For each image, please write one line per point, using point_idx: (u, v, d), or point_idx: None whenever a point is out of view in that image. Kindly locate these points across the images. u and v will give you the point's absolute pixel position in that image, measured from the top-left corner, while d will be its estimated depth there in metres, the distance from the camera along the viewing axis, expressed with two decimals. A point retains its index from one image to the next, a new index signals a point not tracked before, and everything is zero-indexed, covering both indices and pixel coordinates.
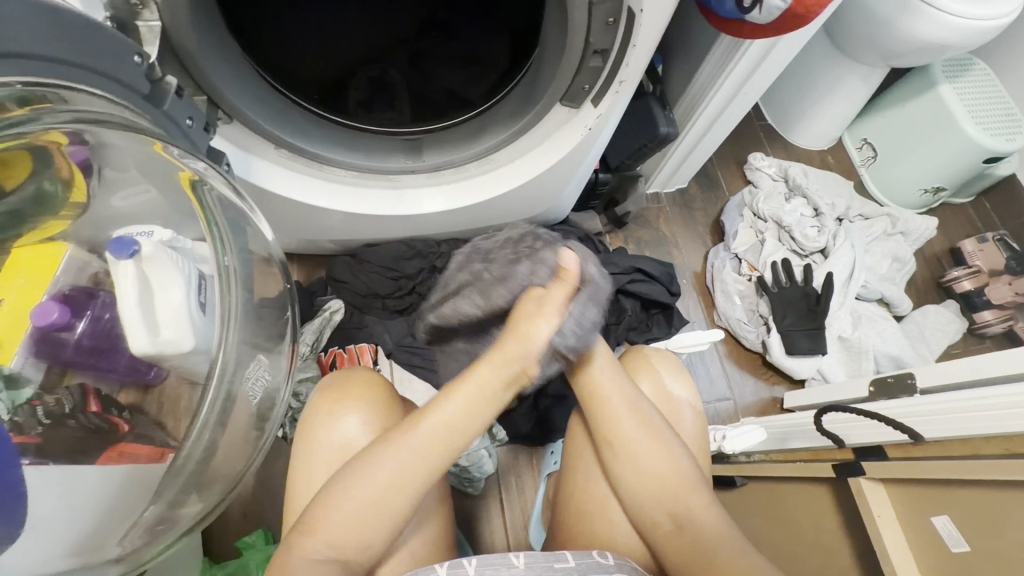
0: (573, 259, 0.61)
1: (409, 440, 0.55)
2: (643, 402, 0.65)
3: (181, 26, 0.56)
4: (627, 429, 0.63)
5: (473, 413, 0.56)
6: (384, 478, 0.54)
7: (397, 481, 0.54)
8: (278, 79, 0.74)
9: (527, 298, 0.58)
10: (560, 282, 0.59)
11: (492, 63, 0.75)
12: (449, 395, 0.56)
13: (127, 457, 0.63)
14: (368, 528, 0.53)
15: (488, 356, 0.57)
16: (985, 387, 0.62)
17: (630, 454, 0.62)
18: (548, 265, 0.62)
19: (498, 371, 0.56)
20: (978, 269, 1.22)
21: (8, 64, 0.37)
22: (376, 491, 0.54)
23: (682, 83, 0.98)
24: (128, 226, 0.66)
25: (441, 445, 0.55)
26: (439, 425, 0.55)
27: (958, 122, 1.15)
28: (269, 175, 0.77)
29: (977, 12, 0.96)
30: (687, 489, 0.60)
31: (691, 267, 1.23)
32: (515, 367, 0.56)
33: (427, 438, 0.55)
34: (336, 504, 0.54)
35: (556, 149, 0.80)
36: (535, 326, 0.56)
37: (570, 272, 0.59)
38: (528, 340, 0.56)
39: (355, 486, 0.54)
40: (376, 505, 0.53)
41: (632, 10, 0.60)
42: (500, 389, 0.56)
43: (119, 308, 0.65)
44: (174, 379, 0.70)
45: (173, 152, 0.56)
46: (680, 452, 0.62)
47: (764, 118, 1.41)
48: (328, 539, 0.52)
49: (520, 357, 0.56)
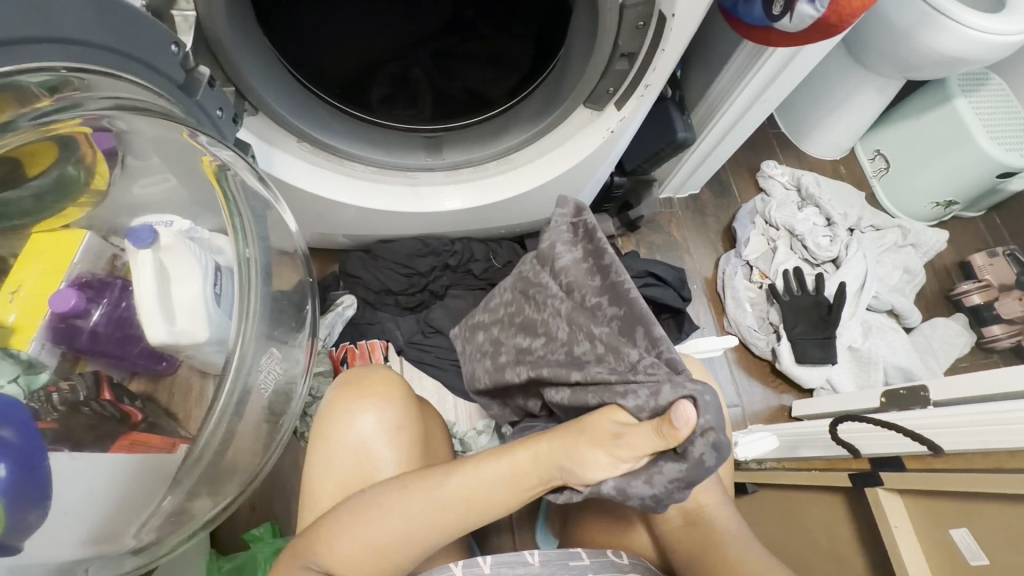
0: (687, 426, 0.42)
1: (426, 499, 0.53)
2: None
3: (215, 15, 0.56)
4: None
5: (495, 490, 0.52)
6: (394, 528, 0.53)
7: (404, 531, 0.53)
8: (302, 73, 0.74)
9: (605, 416, 0.48)
10: (656, 431, 0.44)
11: (516, 63, 0.76)
12: (478, 465, 0.53)
13: (139, 447, 0.62)
14: (370, 566, 0.53)
15: (531, 445, 0.52)
16: (1000, 400, 0.62)
17: None
18: (660, 401, 0.46)
19: (535, 458, 0.51)
20: (988, 283, 1.22)
21: (55, 49, 0.38)
22: (386, 532, 0.53)
23: (701, 89, 0.98)
24: (148, 214, 0.66)
25: (455, 512, 0.53)
26: (460, 493, 0.53)
27: (973, 136, 1.15)
28: (289, 169, 0.77)
29: (999, 27, 0.97)
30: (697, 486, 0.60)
31: (702, 273, 1.23)
32: (553, 467, 0.51)
33: (444, 503, 0.53)
34: (346, 537, 0.53)
35: (576, 152, 0.80)
36: (597, 453, 0.47)
37: (673, 435, 0.43)
38: (587, 463, 0.48)
39: (364, 523, 0.53)
40: (381, 549, 0.53)
41: (663, 14, 0.60)
42: (532, 477, 0.52)
43: (136, 297, 0.64)
44: (186, 369, 0.69)
45: (201, 139, 0.56)
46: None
47: (777, 126, 1.41)
48: (331, 558, 0.53)
49: (563, 464, 0.50)
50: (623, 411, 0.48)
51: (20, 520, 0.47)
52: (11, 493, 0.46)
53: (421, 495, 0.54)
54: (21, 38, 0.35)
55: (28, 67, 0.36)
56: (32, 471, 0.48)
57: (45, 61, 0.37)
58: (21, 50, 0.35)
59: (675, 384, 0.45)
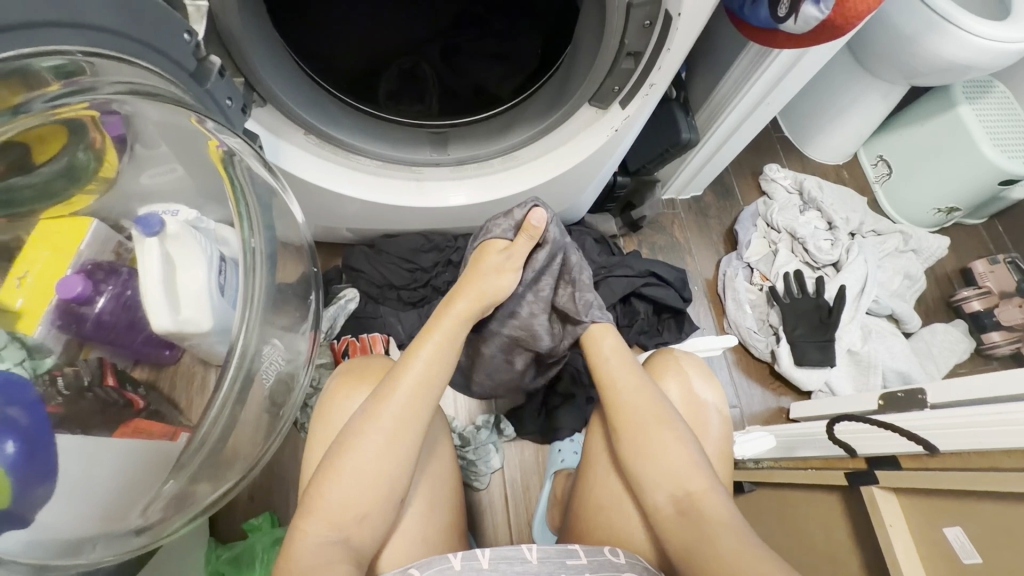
0: (543, 219, 0.69)
1: (394, 400, 0.57)
2: (664, 401, 0.65)
3: (227, 7, 0.57)
4: (635, 413, 0.64)
5: (441, 353, 0.61)
6: (377, 443, 0.55)
7: (389, 443, 0.55)
8: (311, 66, 0.75)
9: (491, 248, 0.68)
10: (526, 238, 0.68)
11: (521, 63, 0.77)
12: (419, 348, 0.61)
13: (143, 433, 0.64)
14: (362, 500, 0.54)
15: (448, 309, 0.64)
16: (999, 403, 0.63)
17: (645, 450, 0.62)
18: (516, 218, 0.70)
19: (460, 311, 0.64)
20: (989, 290, 1.22)
21: (72, 34, 0.39)
22: (370, 459, 0.54)
23: (706, 90, 0.98)
24: (153, 203, 0.67)
25: (422, 392, 0.59)
26: (418, 377, 0.59)
27: (976, 143, 1.16)
28: (296, 162, 0.77)
29: (1003, 34, 0.97)
30: (693, 479, 0.60)
31: (703, 274, 1.23)
32: (478, 304, 0.66)
33: (410, 391, 0.58)
34: (340, 479, 0.54)
35: (580, 151, 0.80)
36: (502, 277, 0.67)
37: (534, 230, 0.68)
38: (494, 283, 0.66)
39: (352, 459, 0.54)
40: (377, 473, 0.54)
41: (669, 13, 0.60)
42: (462, 328, 0.64)
43: (141, 285, 0.66)
44: (188, 358, 0.72)
45: (209, 125, 0.56)
46: (690, 443, 0.63)
47: (781, 130, 1.42)
48: (326, 515, 0.53)
49: (481, 297, 0.66)
50: (497, 240, 0.69)
51: (29, 495, 0.48)
52: (20, 470, 0.47)
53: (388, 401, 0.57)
54: (38, 23, 0.36)
55: (46, 51, 0.37)
56: (39, 450, 0.48)
57: (62, 45, 0.39)
58: (39, 35, 0.36)
59: (524, 203, 0.71)
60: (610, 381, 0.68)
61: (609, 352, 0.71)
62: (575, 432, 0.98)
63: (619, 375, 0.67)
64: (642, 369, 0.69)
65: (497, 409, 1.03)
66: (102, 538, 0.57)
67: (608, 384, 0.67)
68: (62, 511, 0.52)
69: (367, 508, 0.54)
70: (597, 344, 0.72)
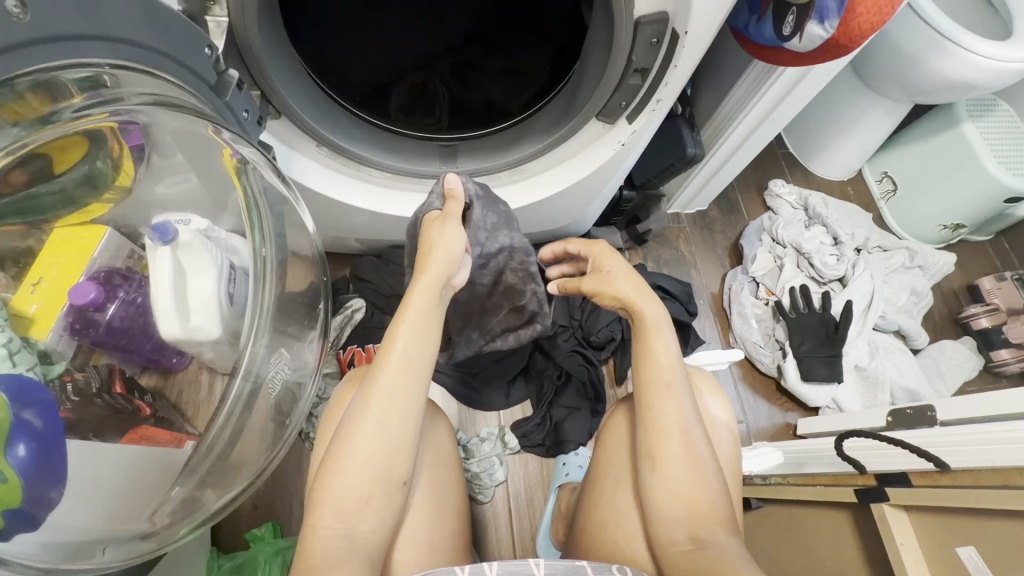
0: (458, 180, 0.70)
1: (387, 387, 0.56)
2: (694, 419, 0.63)
3: (247, 22, 0.58)
4: (665, 442, 0.61)
5: (418, 332, 0.58)
6: (376, 434, 0.54)
7: (388, 433, 0.54)
8: (326, 81, 0.77)
9: (429, 221, 0.68)
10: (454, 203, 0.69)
11: (534, 77, 0.81)
12: (396, 329, 0.58)
13: (149, 441, 0.64)
14: (367, 491, 0.53)
15: (414, 285, 0.60)
16: (1012, 420, 0.62)
17: (663, 476, 0.61)
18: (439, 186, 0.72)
19: (422, 284, 0.60)
20: (996, 307, 1.21)
21: (101, 47, 0.40)
22: (371, 450, 0.53)
23: (711, 106, 1.00)
24: (167, 210, 0.68)
25: (407, 375, 0.57)
26: (402, 361, 0.57)
27: (981, 160, 1.16)
28: (307, 173, 0.79)
29: (1007, 54, 0.98)
30: (707, 502, 0.59)
31: (709, 288, 1.23)
32: (438, 270, 0.62)
33: (399, 375, 0.56)
34: (343, 470, 0.53)
35: (588, 164, 0.81)
36: (448, 238, 0.64)
37: (456, 192, 0.69)
38: (447, 250, 0.63)
39: (353, 452, 0.53)
40: (381, 465, 0.54)
41: (676, 32, 0.62)
42: (432, 300, 0.60)
43: (152, 292, 0.67)
44: (195, 366, 0.73)
45: (225, 135, 0.58)
46: (708, 465, 0.61)
47: (785, 147, 1.43)
48: (332, 511, 0.52)
49: (438, 262, 0.62)
50: (430, 212, 0.69)
51: (41, 495, 0.47)
52: (36, 471, 0.47)
53: (382, 388, 0.55)
54: (72, 35, 0.38)
55: (75, 63, 0.39)
56: (51, 453, 0.48)
57: (90, 57, 0.40)
58: (70, 48, 0.38)
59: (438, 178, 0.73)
60: (650, 404, 0.63)
61: (656, 372, 0.64)
62: (580, 446, 0.97)
63: (661, 401, 0.63)
64: (683, 389, 0.64)
65: (501, 421, 1.03)
66: (109, 541, 0.57)
67: (649, 407, 0.63)
68: (70, 514, 0.52)
69: (372, 500, 0.53)
70: (654, 359, 0.65)
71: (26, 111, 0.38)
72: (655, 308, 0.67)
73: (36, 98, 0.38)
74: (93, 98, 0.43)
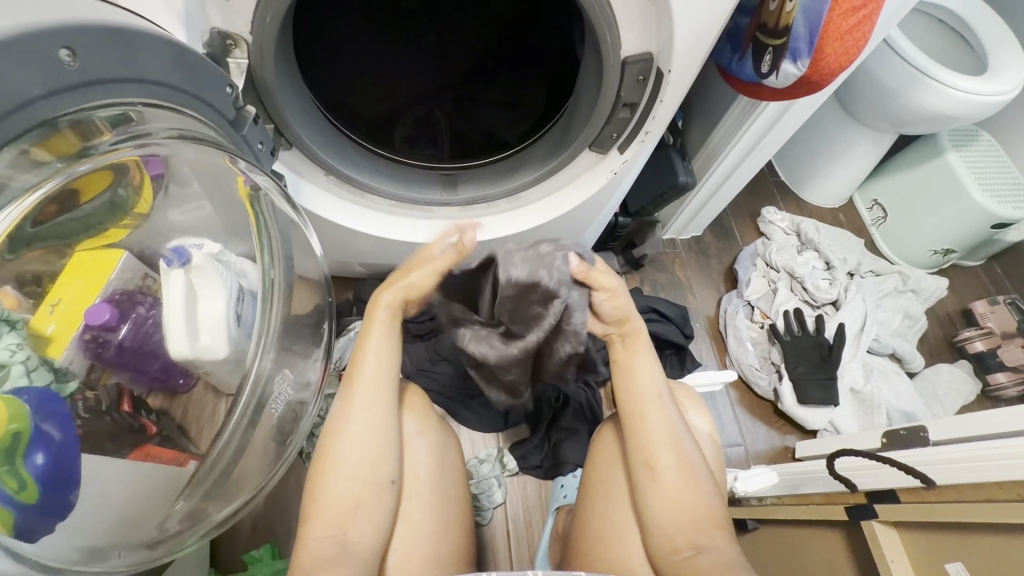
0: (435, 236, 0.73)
1: (363, 401, 0.58)
2: (681, 433, 0.65)
3: (265, 64, 0.63)
4: (661, 458, 0.63)
5: (385, 349, 0.61)
6: (356, 445, 0.56)
7: (368, 444, 0.57)
8: (336, 115, 0.82)
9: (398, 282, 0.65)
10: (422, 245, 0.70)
11: (528, 110, 0.86)
12: (365, 348, 0.60)
13: (150, 459, 0.68)
14: (356, 501, 0.55)
15: (376, 303, 0.62)
16: (998, 440, 0.63)
17: (659, 491, 0.62)
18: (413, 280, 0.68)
19: (385, 305, 0.62)
20: (991, 331, 1.23)
21: (135, 87, 0.45)
22: (353, 461, 0.56)
23: (702, 136, 1.05)
24: (185, 235, 0.73)
25: (379, 389, 0.59)
26: (374, 376, 0.59)
27: (966, 188, 1.20)
28: (315, 200, 0.83)
29: (981, 88, 1.03)
30: (710, 518, 0.61)
31: (705, 311, 1.26)
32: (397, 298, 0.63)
33: (374, 389, 0.59)
34: (326, 479, 0.55)
35: (582, 191, 0.85)
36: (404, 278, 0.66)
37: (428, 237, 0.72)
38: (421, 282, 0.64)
39: (338, 464, 0.56)
40: (362, 474, 0.56)
41: (660, 70, 0.66)
42: (393, 318, 0.62)
43: (165, 312, 0.72)
44: (201, 387, 0.79)
45: (241, 165, 0.62)
46: (703, 479, 0.63)
47: (777, 174, 1.48)
48: (323, 521, 0.54)
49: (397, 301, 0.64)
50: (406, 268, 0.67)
51: (57, 502, 0.49)
52: (54, 478, 0.49)
53: (357, 401, 0.58)
54: (109, 78, 0.42)
55: (110, 102, 0.43)
56: (65, 463, 0.50)
57: (124, 97, 0.44)
58: (107, 89, 0.42)
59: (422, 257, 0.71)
60: (638, 417, 0.65)
61: (646, 385, 0.66)
62: (578, 468, 0.98)
63: (651, 413, 0.65)
64: (670, 401, 0.67)
65: (500, 443, 1.04)
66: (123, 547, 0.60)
67: (639, 419, 0.65)
68: (86, 520, 0.55)
69: (359, 506, 0.56)
70: (638, 375, 0.67)
71: (63, 146, 0.41)
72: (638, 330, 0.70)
73: (73, 135, 0.42)
74: (128, 135, 0.47)
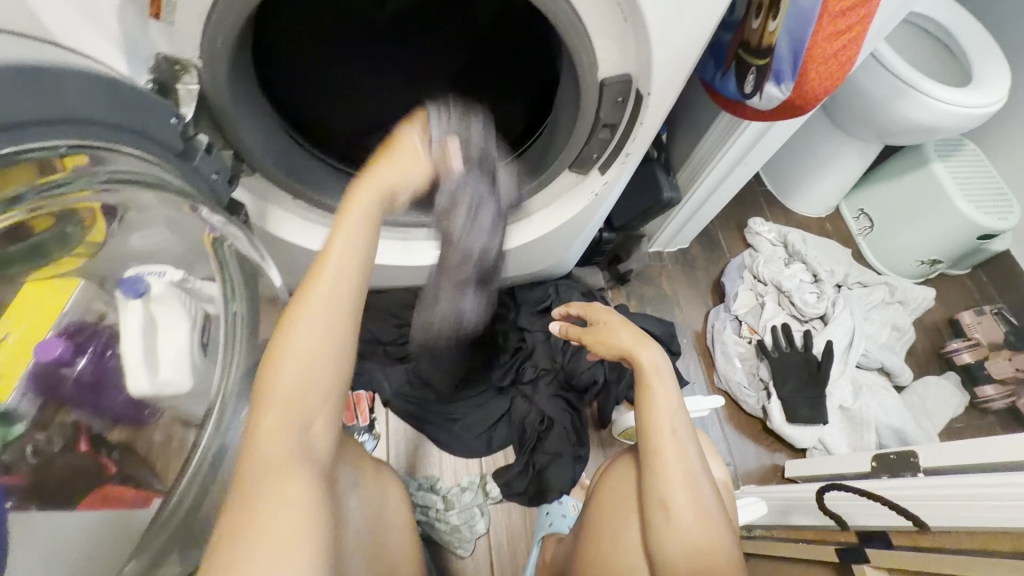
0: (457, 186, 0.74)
1: (327, 280, 0.50)
2: (698, 470, 0.65)
3: (218, 87, 0.59)
4: (676, 494, 0.63)
5: (361, 229, 0.54)
6: (313, 330, 0.48)
7: (322, 331, 0.49)
8: (303, 135, 0.78)
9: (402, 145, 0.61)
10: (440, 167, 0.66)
11: (508, 125, 0.82)
12: (338, 227, 0.53)
13: (113, 501, 0.67)
14: (316, 386, 0.48)
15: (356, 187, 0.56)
16: (991, 473, 0.61)
17: (673, 528, 0.62)
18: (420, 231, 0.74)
19: (367, 190, 0.56)
20: (977, 342, 1.22)
21: (59, 128, 0.40)
22: (310, 343, 0.48)
23: (687, 151, 1.02)
24: (139, 263, 0.68)
25: (348, 268, 0.52)
26: (344, 247, 0.52)
27: (952, 200, 1.19)
28: (282, 225, 0.80)
29: (964, 100, 1.02)
30: (720, 554, 0.61)
31: (692, 326, 1.23)
32: (383, 186, 0.57)
33: (351, 275, 0.52)
34: (278, 385, 0.47)
35: (564, 211, 0.83)
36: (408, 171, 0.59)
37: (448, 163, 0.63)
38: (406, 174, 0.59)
39: (294, 347, 0.48)
40: (320, 364, 0.48)
41: (640, 92, 0.63)
42: (377, 200, 0.56)
43: (122, 347, 0.67)
44: (166, 418, 0.74)
45: (201, 211, 0.63)
46: (716, 518, 0.63)
47: (763, 184, 1.46)
48: (281, 403, 0.47)
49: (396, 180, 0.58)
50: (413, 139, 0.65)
51: None
52: None
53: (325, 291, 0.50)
54: (26, 121, 0.37)
55: (29, 146, 0.38)
56: None
57: (47, 139, 0.40)
58: (25, 133, 0.38)
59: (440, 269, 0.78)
60: (658, 455, 0.65)
61: (660, 420, 0.67)
62: (563, 494, 0.96)
63: (666, 448, 0.65)
64: (687, 434, 0.67)
65: (484, 469, 1.01)
66: None
67: (655, 452, 0.65)
68: None
69: (323, 401, 0.49)
70: (656, 407, 0.67)
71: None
72: (652, 354, 0.70)
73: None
74: (83, 173, 0.47)
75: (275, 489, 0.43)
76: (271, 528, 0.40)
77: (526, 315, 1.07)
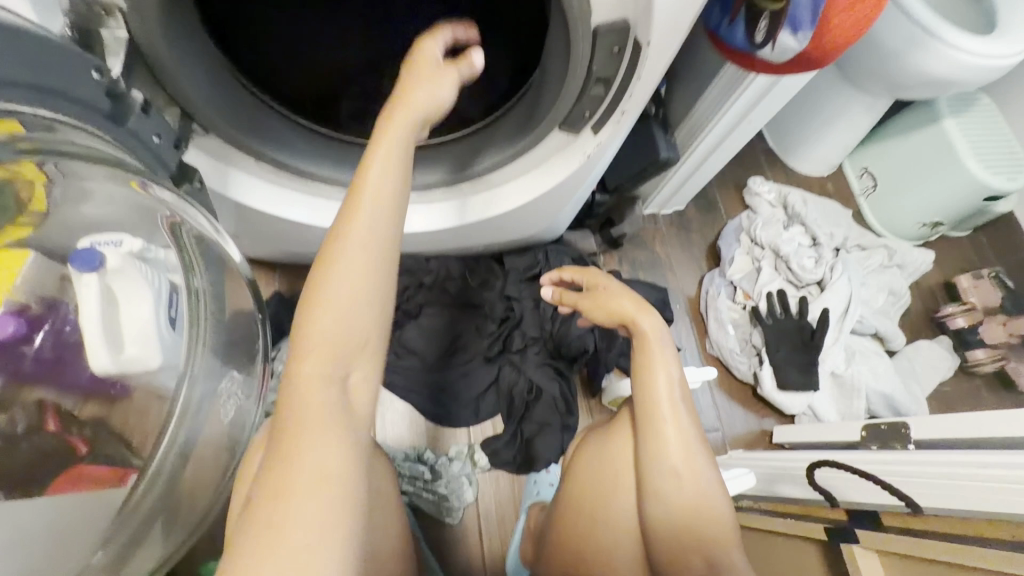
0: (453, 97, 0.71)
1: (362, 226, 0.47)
2: (695, 441, 0.63)
3: (151, 33, 0.52)
4: (672, 465, 0.62)
5: (392, 168, 0.50)
6: (351, 278, 0.46)
7: (360, 278, 0.46)
8: (263, 89, 0.70)
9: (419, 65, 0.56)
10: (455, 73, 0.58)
11: (493, 81, 0.73)
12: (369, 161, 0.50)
13: (86, 479, 0.65)
14: (353, 339, 0.46)
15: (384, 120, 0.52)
16: (983, 450, 0.60)
17: (668, 498, 0.61)
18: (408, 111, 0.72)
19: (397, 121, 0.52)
20: (973, 307, 1.20)
21: None
22: (347, 293, 0.45)
23: (687, 107, 0.95)
24: (94, 232, 0.62)
25: (385, 209, 0.48)
26: (379, 186, 0.49)
27: (961, 158, 1.14)
28: (247, 189, 0.74)
29: (986, 50, 0.94)
30: (714, 521, 0.61)
31: (686, 292, 1.20)
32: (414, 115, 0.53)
33: (382, 216, 0.48)
34: (313, 336, 0.45)
35: (553, 174, 0.77)
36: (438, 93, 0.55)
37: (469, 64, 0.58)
38: (431, 95, 0.54)
39: (330, 297, 0.45)
40: (358, 317, 0.46)
41: (638, 41, 0.56)
42: (403, 136, 0.52)
43: (81, 321, 0.63)
44: (141, 393, 0.70)
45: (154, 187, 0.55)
46: (711, 485, 0.62)
47: (765, 141, 1.39)
48: (319, 352, 0.44)
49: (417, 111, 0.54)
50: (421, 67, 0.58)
51: None
52: None
53: (362, 243, 0.47)
54: None
55: None
56: None
57: None
58: None
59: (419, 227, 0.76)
60: (658, 426, 0.63)
61: (663, 394, 0.63)
62: (552, 463, 0.96)
63: (667, 421, 0.63)
64: (685, 406, 0.64)
65: (472, 438, 1.00)
66: None
67: (652, 425, 0.63)
68: None
69: (362, 348, 0.46)
70: (653, 381, 0.63)
71: None
72: (655, 322, 0.66)
73: None
74: None
75: (317, 441, 0.42)
76: (303, 467, 0.41)
77: (514, 282, 1.03)
